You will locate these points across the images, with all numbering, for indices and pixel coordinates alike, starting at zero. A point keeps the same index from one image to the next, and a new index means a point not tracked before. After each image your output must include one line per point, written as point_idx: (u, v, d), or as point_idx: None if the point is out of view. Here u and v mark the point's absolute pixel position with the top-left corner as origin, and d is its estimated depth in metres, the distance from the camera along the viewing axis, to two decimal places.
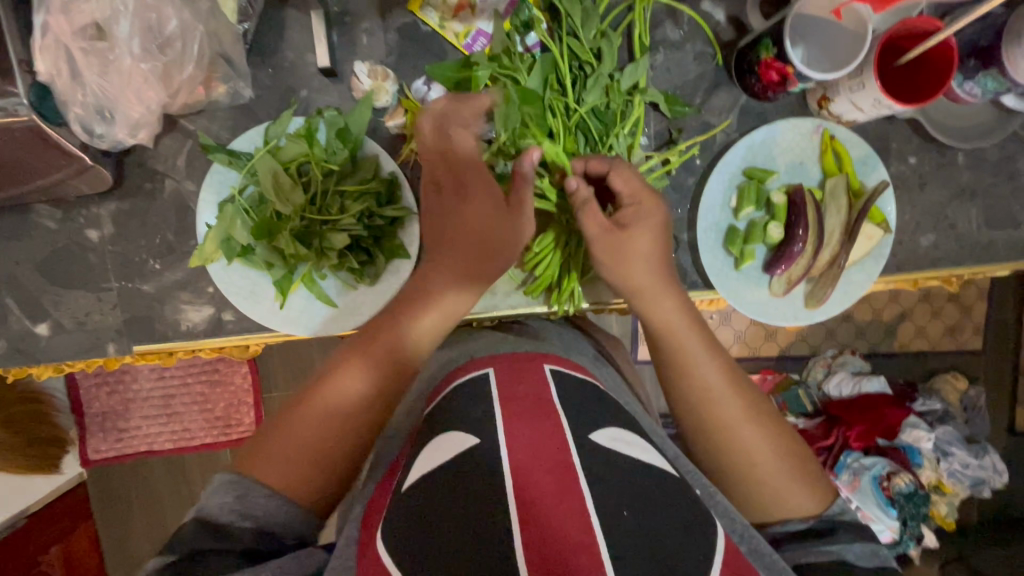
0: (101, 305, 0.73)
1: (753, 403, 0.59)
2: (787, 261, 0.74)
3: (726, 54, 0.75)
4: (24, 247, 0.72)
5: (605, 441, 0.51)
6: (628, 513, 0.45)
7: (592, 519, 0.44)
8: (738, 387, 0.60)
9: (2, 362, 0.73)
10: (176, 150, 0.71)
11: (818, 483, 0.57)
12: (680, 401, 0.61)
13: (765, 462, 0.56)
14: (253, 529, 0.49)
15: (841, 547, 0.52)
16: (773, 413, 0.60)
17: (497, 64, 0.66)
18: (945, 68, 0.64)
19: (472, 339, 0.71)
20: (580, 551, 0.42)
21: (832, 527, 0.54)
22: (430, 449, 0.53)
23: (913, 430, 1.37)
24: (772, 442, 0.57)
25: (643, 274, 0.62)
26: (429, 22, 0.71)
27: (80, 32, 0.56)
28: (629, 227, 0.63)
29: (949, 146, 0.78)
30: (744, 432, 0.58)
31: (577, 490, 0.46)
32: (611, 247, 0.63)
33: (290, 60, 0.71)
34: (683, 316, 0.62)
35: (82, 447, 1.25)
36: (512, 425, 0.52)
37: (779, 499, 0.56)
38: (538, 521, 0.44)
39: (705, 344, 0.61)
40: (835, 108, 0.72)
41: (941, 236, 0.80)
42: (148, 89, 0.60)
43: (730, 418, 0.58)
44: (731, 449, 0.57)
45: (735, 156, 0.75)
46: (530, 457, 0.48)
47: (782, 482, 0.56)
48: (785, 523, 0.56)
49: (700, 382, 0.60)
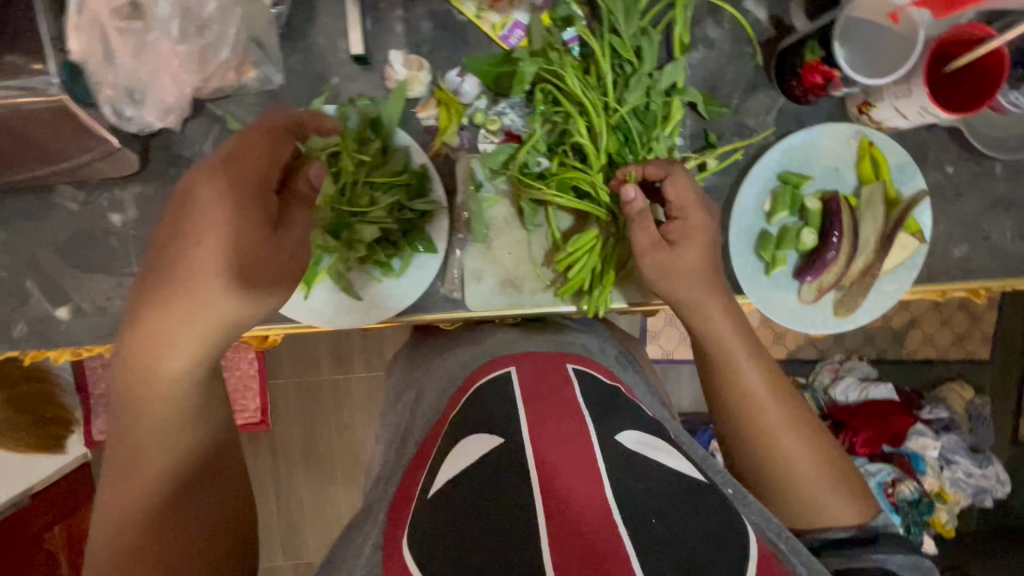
0: (122, 291, 0.72)
1: (797, 413, 0.58)
2: (819, 269, 0.73)
3: (766, 54, 0.73)
4: (45, 228, 0.71)
5: (631, 443, 0.51)
6: (656, 520, 0.43)
7: (621, 524, 0.42)
8: (781, 393, 0.59)
9: (20, 345, 0.72)
10: (202, 135, 0.70)
11: (860, 493, 0.57)
12: (720, 403, 0.60)
13: (807, 470, 0.55)
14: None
15: (884, 555, 0.52)
16: (815, 420, 0.59)
17: (542, 60, 0.65)
18: (995, 76, 0.62)
19: (498, 338, 0.70)
20: (610, 553, 0.40)
21: (875, 537, 0.55)
22: (456, 450, 0.53)
23: (919, 438, 1.38)
24: (815, 450, 0.56)
25: (684, 288, 0.60)
26: (464, 11, 0.69)
27: (115, 11, 0.54)
28: (676, 229, 0.61)
29: (987, 156, 0.76)
30: (785, 442, 0.57)
31: (603, 494, 0.45)
32: (660, 258, 0.61)
33: (322, 46, 0.69)
34: (725, 324, 0.60)
35: (87, 429, 1.23)
36: (540, 427, 0.51)
37: (821, 508, 0.55)
38: (566, 523, 0.42)
39: (748, 349, 0.60)
40: (877, 114, 0.71)
41: (974, 247, 0.79)
42: (184, 73, 0.59)
43: (771, 426, 0.57)
44: (776, 456, 0.56)
45: (770, 160, 0.74)
46: (556, 458, 0.48)
47: (823, 491, 0.56)
48: (824, 532, 0.56)
49: (743, 387, 0.58)
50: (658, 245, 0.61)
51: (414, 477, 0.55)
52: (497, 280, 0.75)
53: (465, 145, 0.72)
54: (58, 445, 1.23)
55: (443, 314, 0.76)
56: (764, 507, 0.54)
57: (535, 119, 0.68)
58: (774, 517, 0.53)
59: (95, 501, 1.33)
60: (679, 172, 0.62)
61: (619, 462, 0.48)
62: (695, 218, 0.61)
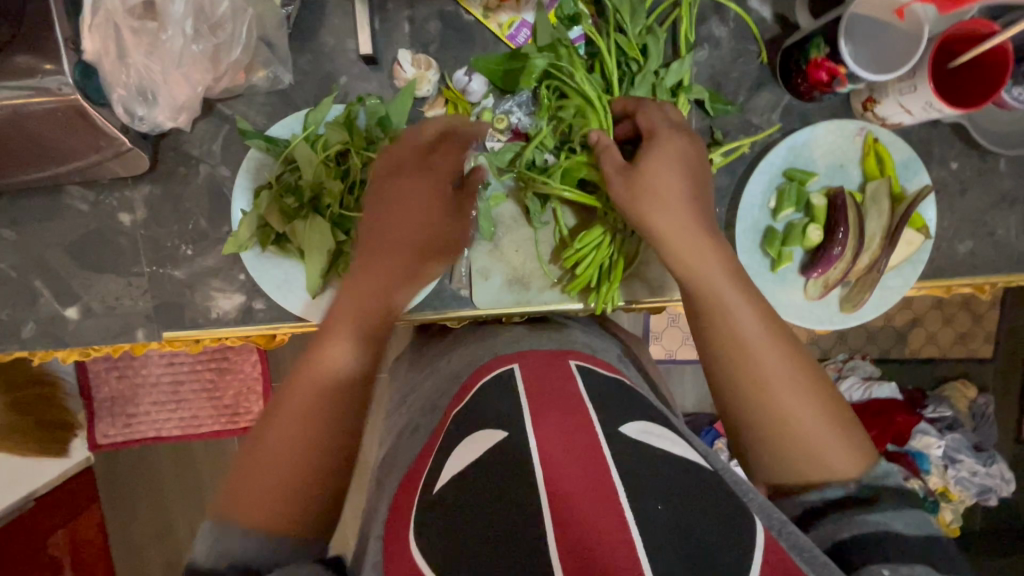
0: (131, 290, 0.72)
1: (792, 359, 0.58)
2: (824, 265, 0.74)
3: (771, 52, 0.74)
4: (56, 228, 0.71)
5: (635, 433, 0.51)
6: (663, 507, 0.45)
7: (629, 513, 0.43)
8: (776, 338, 0.58)
9: (29, 345, 0.72)
10: (211, 135, 0.70)
11: (857, 444, 0.56)
12: (712, 353, 0.60)
13: (798, 414, 0.55)
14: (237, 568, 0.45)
15: (886, 515, 0.51)
16: (808, 364, 0.59)
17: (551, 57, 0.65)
18: (1000, 71, 0.63)
19: (507, 334, 0.70)
20: (617, 550, 0.41)
21: (875, 493, 0.53)
22: (460, 447, 0.53)
23: (924, 437, 1.39)
24: (808, 395, 0.56)
25: (668, 221, 0.60)
26: (472, 11, 0.70)
27: (130, 11, 0.54)
28: (649, 159, 0.61)
29: (991, 152, 0.77)
30: (781, 390, 0.56)
31: (611, 488, 0.45)
32: (639, 194, 0.61)
33: (330, 46, 0.70)
34: (715, 266, 0.60)
35: (89, 432, 1.25)
36: (545, 418, 0.51)
37: (815, 453, 0.55)
38: (575, 521, 0.43)
39: (739, 292, 0.60)
40: (882, 110, 0.71)
41: (979, 243, 0.79)
42: (195, 71, 0.59)
43: (766, 372, 0.57)
44: (766, 399, 0.56)
45: (776, 156, 0.74)
46: (561, 448, 0.48)
47: (815, 434, 0.55)
48: (823, 488, 0.55)
49: (733, 329, 0.58)
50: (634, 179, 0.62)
51: (418, 473, 0.56)
52: (504, 278, 0.76)
53: None
54: (61, 448, 1.25)
55: (450, 311, 0.76)
56: (768, 503, 0.53)
57: (541, 116, 0.68)
58: (776, 511, 0.53)
59: (96, 505, 1.32)
60: (652, 104, 0.63)
61: (631, 454, 0.48)
62: (664, 145, 0.61)
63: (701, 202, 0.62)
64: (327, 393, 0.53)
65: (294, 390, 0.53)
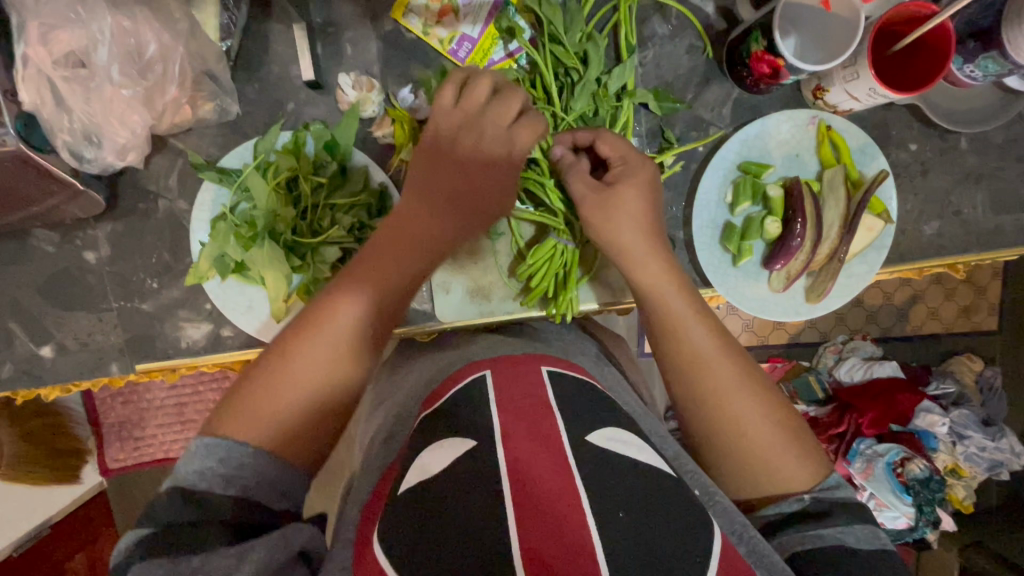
0: (102, 326, 0.74)
1: (743, 369, 0.59)
2: (785, 256, 0.72)
3: (716, 47, 0.74)
4: (25, 271, 0.73)
5: (602, 441, 0.50)
6: (624, 514, 0.44)
7: (590, 516, 0.43)
8: (730, 355, 0.59)
9: (10, 385, 0.74)
10: (166, 169, 0.72)
11: (814, 456, 0.56)
12: (670, 367, 0.61)
13: (753, 430, 0.56)
14: (234, 495, 0.47)
15: (839, 530, 0.51)
16: (764, 377, 0.59)
17: None
18: (944, 51, 0.62)
19: (469, 343, 0.70)
20: (578, 552, 0.41)
21: (829, 508, 0.53)
22: (429, 452, 0.52)
23: (927, 415, 1.35)
24: (760, 409, 0.56)
25: (629, 240, 0.61)
26: (412, 29, 0.71)
27: (60, 62, 0.56)
28: (616, 187, 0.62)
29: (951, 131, 0.76)
30: (735, 403, 0.57)
31: (574, 492, 0.45)
32: (591, 220, 0.63)
33: (276, 74, 0.71)
34: (671, 282, 0.61)
35: (100, 456, 1.26)
36: (509, 426, 0.51)
37: (771, 472, 0.55)
38: (537, 526, 0.42)
39: (697, 311, 0.61)
40: (831, 98, 0.71)
41: (946, 223, 0.78)
42: (131, 113, 0.61)
43: (722, 386, 0.57)
44: (721, 416, 0.57)
45: (728, 151, 0.73)
46: (526, 454, 0.48)
47: (772, 453, 0.55)
48: (779, 501, 0.55)
49: (686, 346, 0.59)
50: (592, 194, 0.62)
51: (383, 485, 0.54)
52: (466, 291, 0.76)
53: None
54: (74, 474, 1.24)
55: (416, 326, 0.77)
56: (732, 507, 0.53)
57: None
58: (739, 514, 0.53)
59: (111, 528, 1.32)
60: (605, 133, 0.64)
61: (577, 453, 0.49)
62: (626, 178, 0.63)
63: (652, 222, 0.63)
64: (346, 350, 0.55)
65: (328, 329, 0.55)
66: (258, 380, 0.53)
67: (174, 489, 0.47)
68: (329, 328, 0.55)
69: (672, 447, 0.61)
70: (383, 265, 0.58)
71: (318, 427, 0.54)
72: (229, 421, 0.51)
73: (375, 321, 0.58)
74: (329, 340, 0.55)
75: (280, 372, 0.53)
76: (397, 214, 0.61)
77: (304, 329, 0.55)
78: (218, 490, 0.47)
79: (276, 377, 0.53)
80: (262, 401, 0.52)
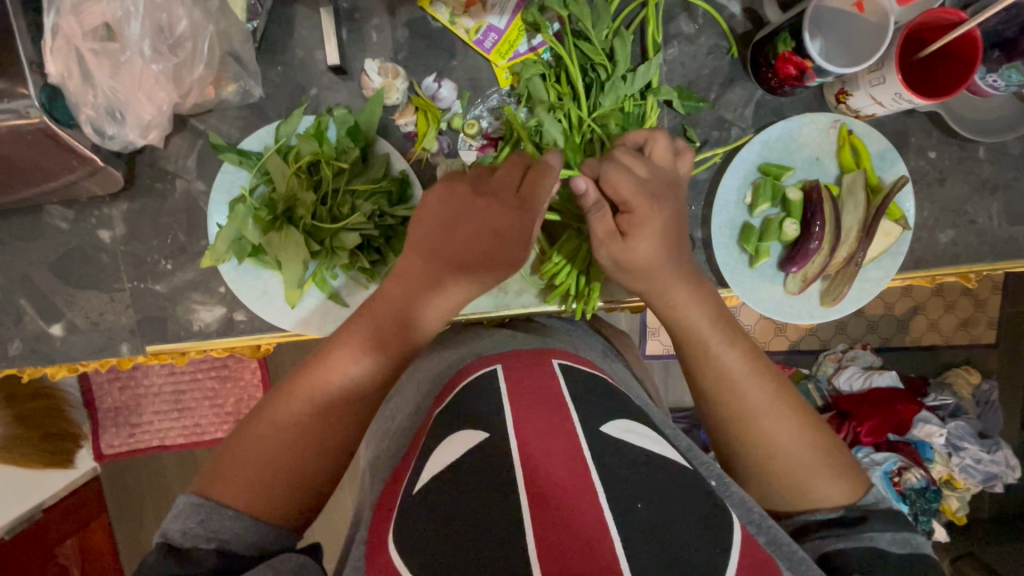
0: (114, 306, 0.73)
1: (776, 390, 0.59)
2: (802, 260, 0.73)
3: (742, 47, 0.75)
4: (37, 247, 0.72)
5: (618, 432, 0.50)
6: (642, 506, 0.44)
7: (608, 511, 0.43)
8: (760, 374, 0.59)
9: (17, 363, 0.74)
10: (186, 150, 0.72)
11: (846, 470, 0.57)
12: (699, 386, 0.61)
13: (784, 452, 0.56)
14: (216, 547, 0.47)
15: (871, 534, 0.52)
16: (796, 397, 0.59)
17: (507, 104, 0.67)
18: (970, 59, 0.63)
19: (486, 337, 0.69)
20: (598, 548, 0.40)
21: (863, 514, 0.54)
22: (442, 447, 0.51)
23: (925, 426, 1.35)
24: (792, 430, 0.57)
25: (644, 280, 0.61)
26: (439, 18, 0.71)
27: (90, 33, 0.56)
28: (634, 229, 0.59)
29: (969, 140, 0.76)
30: (768, 424, 0.57)
31: (590, 487, 0.44)
32: (613, 252, 0.61)
33: (300, 58, 0.71)
34: (698, 312, 0.61)
35: (94, 442, 1.22)
36: (526, 420, 0.50)
37: (803, 488, 0.56)
38: (554, 521, 0.42)
39: (720, 334, 0.60)
40: (854, 103, 0.71)
41: (960, 232, 0.78)
42: (159, 90, 0.60)
43: (750, 407, 0.58)
44: (753, 435, 0.57)
45: (749, 153, 0.74)
46: (543, 449, 0.47)
47: (806, 472, 0.56)
48: (812, 512, 0.56)
49: (715, 369, 0.59)
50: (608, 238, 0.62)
51: (399, 477, 0.54)
52: None
53: (445, 149, 0.73)
54: (68, 459, 1.23)
55: None
56: (748, 497, 0.54)
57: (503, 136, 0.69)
58: (757, 505, 0.53)
59: (104, 513, 1.31)
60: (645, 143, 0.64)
61: (599, 447, 0.48)
62: (644, 211, 0.59)
63: (677, 252, 0.62)
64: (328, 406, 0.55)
65: (312, 377, 0.55)
66: (254, 420, 0.54)
67: (161, 547, 0.46)
68: (318, 385, 0.55)
69: (685, 440, 0.61)
70: (362, 330, 0.57)
71: (305, 476, 0.53)
72: (217, 481, 0.51)
73: (346, 398, 0.56)
74: (318, 393, 0.55)
75: (256, 435, 0.53)
76: (393, 277, 0.59)
77: (299, 382, 0.55)
78: (200, 543, 0.47)
79: (255, 431, 0.53)
80: (237, 463, 0.51)
